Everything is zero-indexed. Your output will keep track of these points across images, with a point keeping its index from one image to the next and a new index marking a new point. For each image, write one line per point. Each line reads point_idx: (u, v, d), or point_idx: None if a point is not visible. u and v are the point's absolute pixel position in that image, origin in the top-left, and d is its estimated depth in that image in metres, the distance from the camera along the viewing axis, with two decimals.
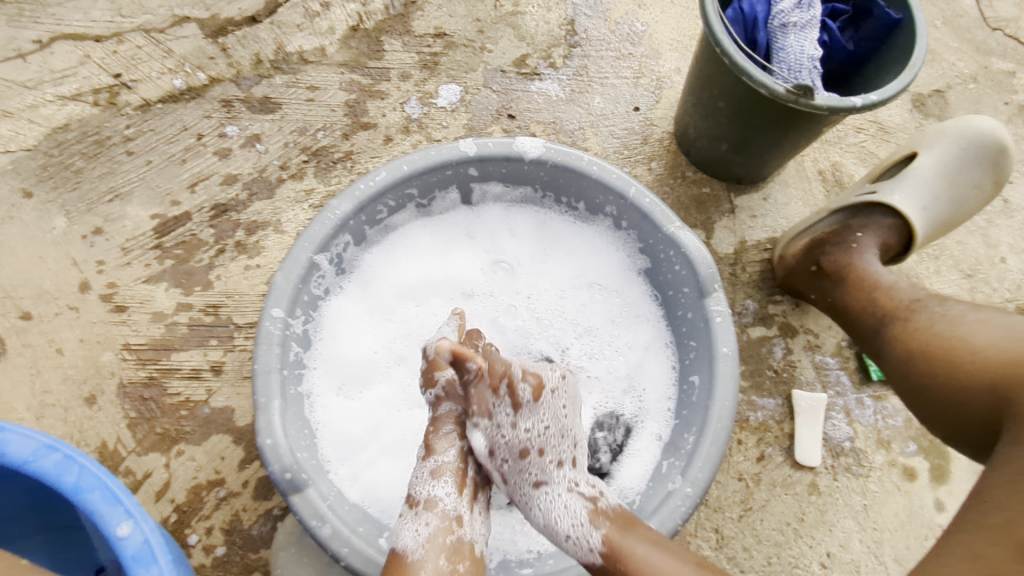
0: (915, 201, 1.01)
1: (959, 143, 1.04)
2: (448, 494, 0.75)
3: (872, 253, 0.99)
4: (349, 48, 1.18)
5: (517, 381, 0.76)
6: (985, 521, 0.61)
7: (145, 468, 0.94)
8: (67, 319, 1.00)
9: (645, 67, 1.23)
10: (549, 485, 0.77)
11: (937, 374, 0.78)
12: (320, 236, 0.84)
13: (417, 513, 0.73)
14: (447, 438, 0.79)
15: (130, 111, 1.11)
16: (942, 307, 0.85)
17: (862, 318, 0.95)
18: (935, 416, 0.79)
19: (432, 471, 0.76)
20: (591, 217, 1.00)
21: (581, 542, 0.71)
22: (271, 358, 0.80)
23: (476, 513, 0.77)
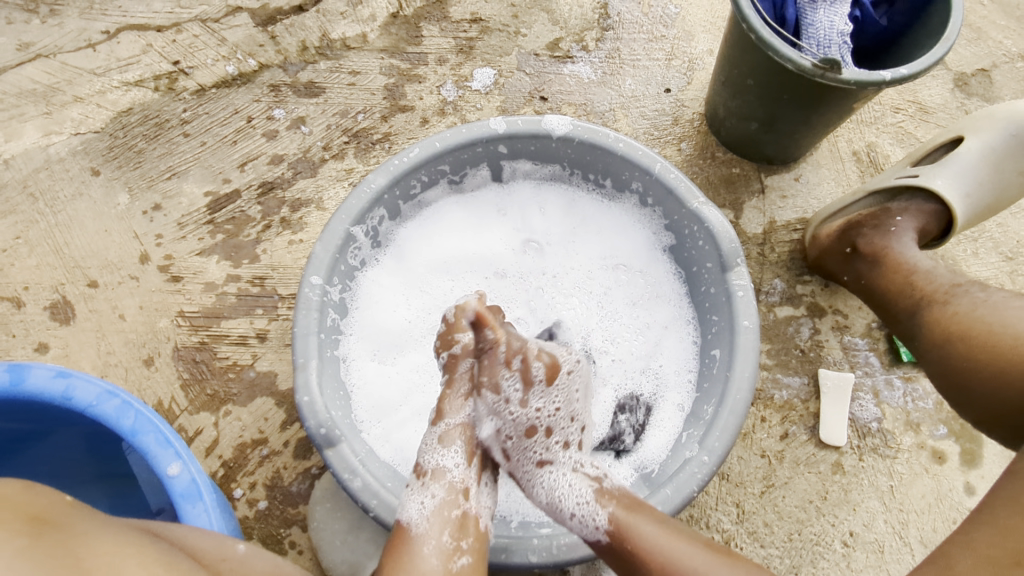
0: (957, 186, 0.98)
1: (1008, 129, 0.99)
2: (456, 464, 0.78)
3: (910, 236, 0.97)
4: (389, 35, 1.23)
5: (531, 359, 0.84)
6: (1016, 495, 0.59)
7: (196, 425, 1.01)
8: (129, 287, 1.09)
9: (678, 49, 1.24)
10: (552, 465, 0.82)
11: (978, 359, 0.76)
12: (356, 209, 0.90)
13: (425, 483, 0.76)
14: (459, 400, 0.84)
15: (187, 96, 1.19)
16: (984, 292, 0.82)
17: (899, 301, 0.93)
18: (965, 399, 0.78)
19: (441, 438, 0.80)
20: (618, 195, 1.03)
21: (587, 520, 0.75)
22: (309, 322, 0.85)
23: (483, 485, 0.80)
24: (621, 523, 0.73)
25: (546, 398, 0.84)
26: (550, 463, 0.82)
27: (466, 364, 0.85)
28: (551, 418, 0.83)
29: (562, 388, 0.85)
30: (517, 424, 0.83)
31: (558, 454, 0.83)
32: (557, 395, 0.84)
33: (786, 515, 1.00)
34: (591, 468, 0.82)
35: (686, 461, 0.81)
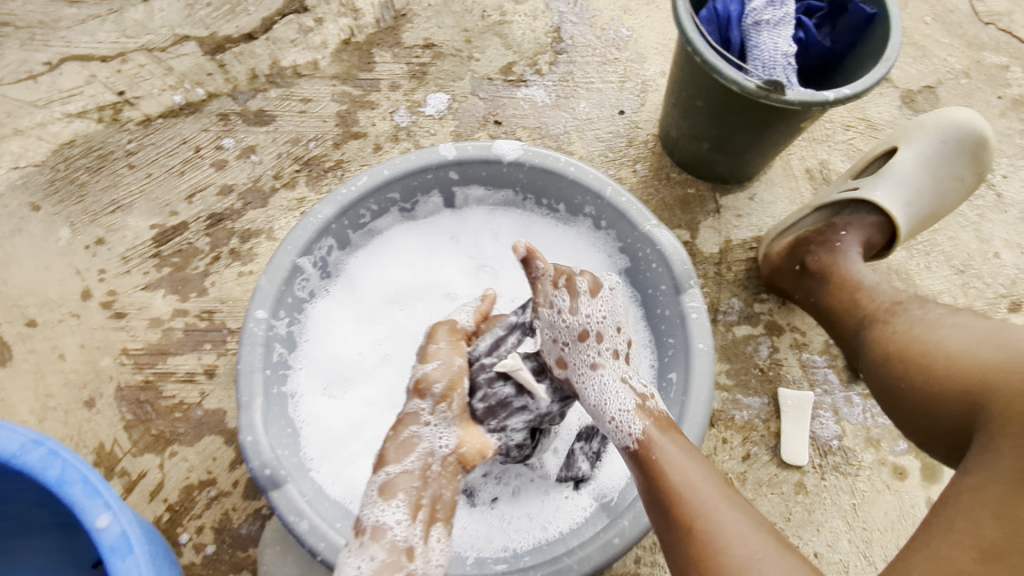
0: (898, 197, 0.99)
1: (939, 136, 1.01)
2: (398, 522, 0.70)
3: (855, 250, 0.98)
4: (341, 61, 1.22)
5: (575, 276, 0.79)
6: (951, 523, 0.57)
7: (140, 468, 0.97)
8: (70, 325, 1.05)
9: (630, 71, 1.25)
10: (605, 368, 0.79)
11: (914, 380, 0.75)
12: (303, 240, 0.88)
13: (362, 544, 0.69)
14: (402, 446, 0.76)
15: (133, 127, 1.16)
16: (922, 310, 0.82)
17: (846, 320, 0.93)
18: (906, 419, 0.76)
19: (382, 491, 0.72)
20: (572, 219, 1.02)
21: (623, 426, 0.73)
22: (254, 358, 0.82)
23: (433, 542, 0.72)
24: (654, 441, 0.71)
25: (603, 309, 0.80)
26: (602, 367, 0.79)
27: (418, 402, 0.80)
28: (602, 324, 0.80)
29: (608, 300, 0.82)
30: (571, 330, 0.78)
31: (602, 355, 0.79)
32: (603, 305, 0.80)
33: None
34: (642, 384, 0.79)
35: None
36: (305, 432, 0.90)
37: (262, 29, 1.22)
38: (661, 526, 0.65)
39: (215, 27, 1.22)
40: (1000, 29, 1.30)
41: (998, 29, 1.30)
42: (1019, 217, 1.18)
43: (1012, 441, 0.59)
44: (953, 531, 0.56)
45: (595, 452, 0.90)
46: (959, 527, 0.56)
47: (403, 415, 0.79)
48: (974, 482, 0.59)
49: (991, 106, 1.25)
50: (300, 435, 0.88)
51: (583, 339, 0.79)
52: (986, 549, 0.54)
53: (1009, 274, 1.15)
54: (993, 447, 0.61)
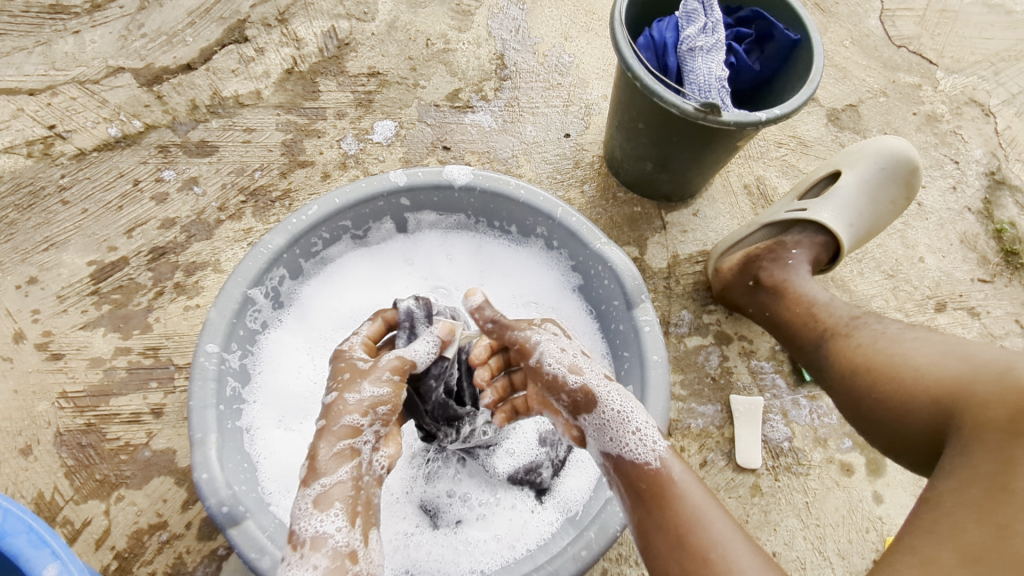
0: (842, 217, 1.05)
1: (877, 162, 1.08)
2: (338, 530, 0.64)
3: (805, 268, 1.02)
4: (285, 91, 1.21)
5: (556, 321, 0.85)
6: (932, 526, 0.58)
7: (84, 516, 0.92)
8: (2, 370, 0.99)
9: (574, 96, 1.29)
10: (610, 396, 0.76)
11: (883, 391, 0.77)
12: (253, 270, 0.86)
13: (303, 555, 0.62)
14: (338, 456, 0.69)
15: (65, 161, 1.12)
16: (881, 324, 0.86)
17: (804, 332, 0.95)
18: (875, 430, 0.79)
19: (316, 501, 0.66)
20: (524, 239, 1.03)
21: (647, 440, 0.68)
22: (206, 394, 0.80)
23: (372, 543, 0.67)
24: (672, 468, 0.66)
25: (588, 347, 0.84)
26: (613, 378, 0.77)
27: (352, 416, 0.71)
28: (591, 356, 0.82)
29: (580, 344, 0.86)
30: (574, 347, 0.80)
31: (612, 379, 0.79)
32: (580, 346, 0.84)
33: None
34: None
35: (607, 501, 0.80)
36: (262, 466, 0.87)
37: (201, 59, 1.21)
38: (659, 554, 0.61)
39: (152, 58, 1.20)
40: (910, 52, 1.41)
41: (909, 52, 1.41)
42: (938, 224, 1.28)
43: (988, 444, 0.62)
44: (936, 533, 0.57)
45: (559, 459, 0.92)
46: (944, 531, 0.57)
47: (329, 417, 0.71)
48: (953, 486, 0.60)
49: (907, 122, 1.35)
50: (256, 470, 0.86)
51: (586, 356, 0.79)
52: (966, 550, 0.55)
53: (933, 277, 1.23)
54: (969, 451, 0.63)
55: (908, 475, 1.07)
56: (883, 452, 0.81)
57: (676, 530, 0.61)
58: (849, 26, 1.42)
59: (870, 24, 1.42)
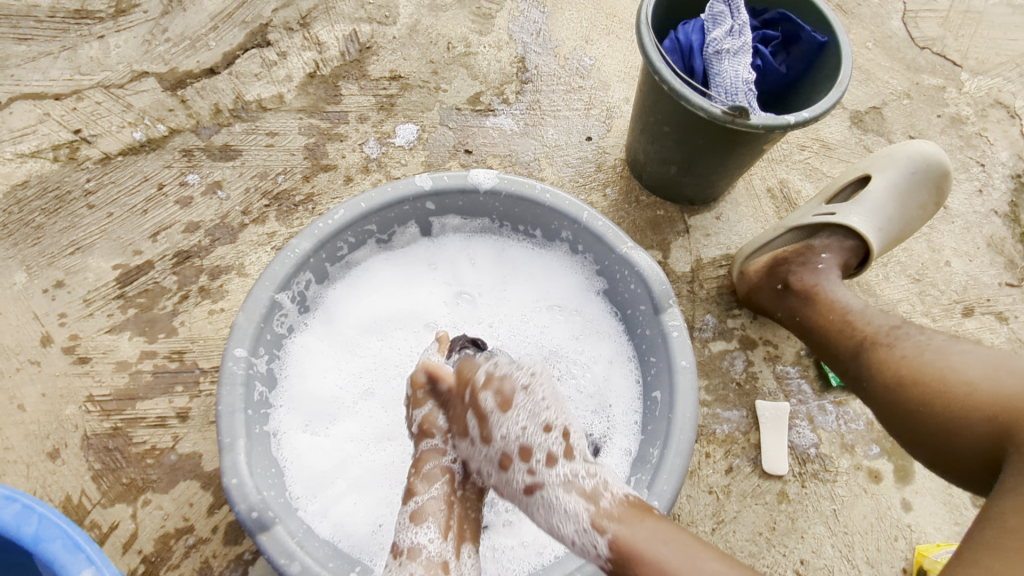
0: (872, 222, 1.04)
1: (907, 167, 1.07)
2: (431, 540, 0.73)
3: (835, 274, 1.01)
4: (307, 94, 1.21)
5: (478, 393, 0.78)
6: (999, 542, 0.58)
7: (111, 519, 0.92)
8: (29, 373, 0.99)
9: (595, 99, 1.29)
10: (545, 484, 0.74)
11: (933, 405, 0.74)
12: (280, 274, 0.86)
13: (401, 563, 0.71)
14: (426, 478, 0.79)
15: (91, 165, 1.12)
16: (924, 335, 0.82)
17: (841, 341, 0.92)
18: (923, 445, 0.76)
19: (412, 516, 0.75)
20: (548, 243, 1.03)
21: (587, 547, 0.68)
22: (235, 399, 0.80)
23: (464, 558, 0.74)
24: (623, 535, 0.66)
25: (529, 419, 0.76)
26: (540, 487, 0.74)
27: (427, 441, 0.82)
28: (530, 436, 0.76)
29: (529, 404, 0.77)
30: (489, 458, 0.78)
31: (545, 474, 0.74)
32: (522, 414, 0.77)
33: (738, 550, 1.00)
34: (584, 478, 0.73)
35: None
36: (288, 471, 0.87)
37: (224, 63, 1.21)
38: None
39: (176, 63, 1.20)
40: (934, 53, 1.39)
41: (933, 53, 1.39)
42: (965, 227, 1.26)
43: None
44: (1004, 550, 0.57)
45: None
46: (1011, 548, 0.57)
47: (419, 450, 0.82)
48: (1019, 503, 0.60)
49: (932, 124, 1.34)
50: (283, 475, 0.86)
51: (502, 470, 0.77)
52: None
53: (960, 281, 1.21)
54: None
55: (937, 482, 1.05)
56: (926, 466, 0.79)
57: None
58: (872, 28, 1.41)
59: (893, 25, 1.41)
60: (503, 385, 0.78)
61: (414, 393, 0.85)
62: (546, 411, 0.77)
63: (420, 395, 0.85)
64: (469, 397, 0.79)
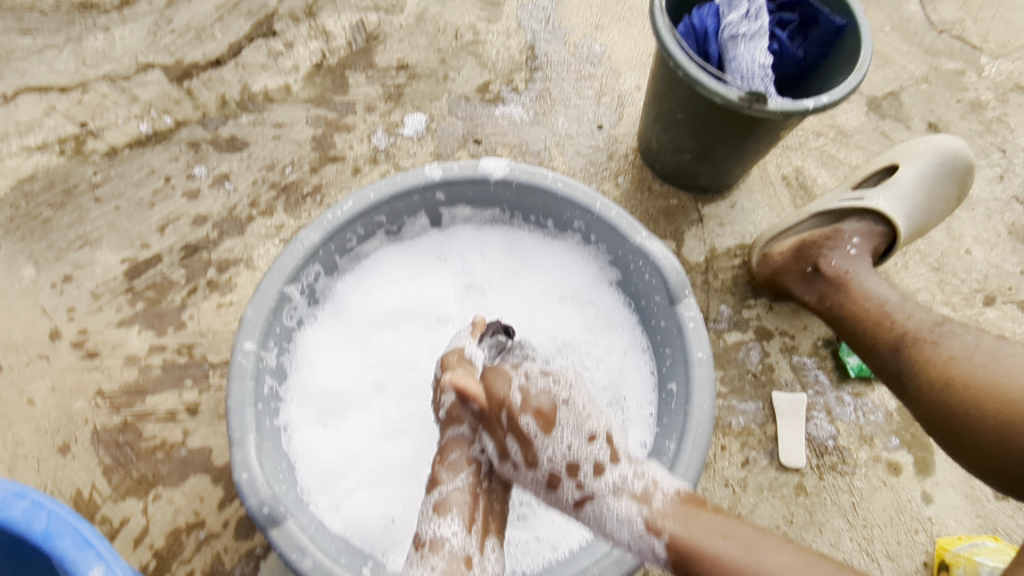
0: (901, 207, 1.02)
1: (937, 158, 1.05)
2: (455, 534, 0.71)
3: (867, 261, 0.99)
4: (314, 85, 1.20)
5: (517, 415, 0.75)
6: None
7: (122, 514, 0.92)
8: (39, 368, 0.99)
9: (606, 86, 1.26)
10: (594, 498, 0.73)
11: (985, 410, 0.72)
12: (290, 267, 0.85)
13: (424, 556, 0.70)
14: (451, 468, 0.77)
15: (97, 158, 1.12)
16: (972, 335, 0.80)
17: (879, 335, 0.89)
18: (968, 447, 0.75)
19: (436, 508, 0.74)
20: (560, 234, 1.01)
21: (646, 550, 0.70)
22: (245, 393, 0.79)
23: (488, 552, 0.73)
24: (681, 534, 0.68)
25: (572, 433, 0.75)
26: (591, 499, 0.73)
27: (455, 429, 0.80)
28: (576, 450, 0.74)
29: (570, 417, 0.75)
30: (536, 480, 0.76)
31: (594, 486, 0.73)
32: (565, 430, 0.75)
33: None
34: (634, 481, 0.73)
35: None
36: (299, 465, 0.86)
37: (230, 53, 1.20)
38: None
39: (181, 54, 1.19)
40: (953, 37, 1.36)
41: (952, 37, 1.36)
42: (985, 214, 1.23)
43: None
44: None
45: None
46: None
47: (444, 443, 0.80)
48: None
49: (951, 109, 1.30)
50: (294, 469, 0.85)
51: (551, 488, 0.76)
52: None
53: (981, 270, 1.19)
54: None
55: (958, 475, 1.03)
56: (965, 467, 0.77)
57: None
58: (889, 11, 1.37)
59: (911, 8, 1.37)
60: (542, 404, 0.75)
61: (444, 374, 0.82)
62: (587, 417, 0.76)
63: (444, 380, 0.81)
64: (507, 421, 0.76)
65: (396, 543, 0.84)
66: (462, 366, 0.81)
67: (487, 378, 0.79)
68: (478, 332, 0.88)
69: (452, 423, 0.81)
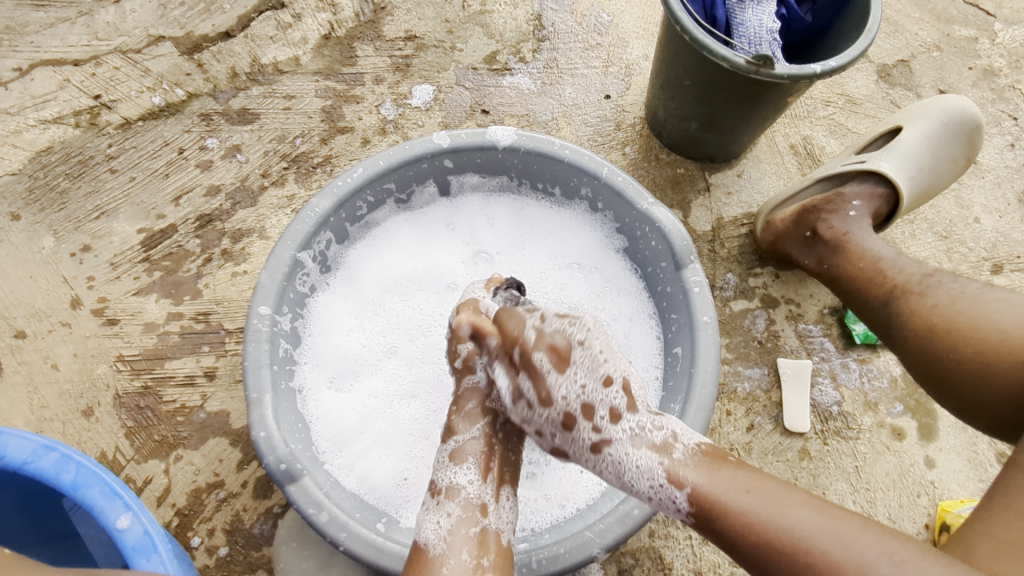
0: (904, 169, 1.02)
1: (941, 119, 1.05)
2: (470, 482, 0.74)
3: (866, 221, 1.00)
4: (323, 57, 1.20)
5: (529, 351, 0.75)
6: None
7: (145, 474, 0.95)
8: (61, 335, 1.02)
9: (614, 56, 1.26)
10: (613, 443, 0.72)
11: (965, 352, 0.74)
12: (302, 233, 0.87)
13: (439, 503, 0.72)
14: (467, 417, 0.79)
15: (112, 130, 1.13)
16: (957, 283, 0.81)
17: (871, 291, 0.91)
18: (950, 391, 0.76)
19: (453, 456, 0.76)
20: (567, 202, 1.02)
21: (665, 501, 0.67)
22: (260, 355, 0.81)
23: (503, 500, 0.74)
24: (702, 485, 0.65)
25: (587, 375, 0.74)
26: (608, 443, 0.72)
27: (471, 378, 0.83)
28: (590, 392, 0.73)
29: (585, 358, 0.75)
30: (552, 421, 0.75)
31: (612, 430, 0.73)
32: (579, 371, 0.74)
33: None
34: (652, 431, 0.72)
35: None
36: (315, 426, 0.89)
37: (239, 26, 1.20)
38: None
39: (191, 27, 1.20)
40: (966, 3, 1.34)
41: (964, 3, 1.34)
42: (994, 182, 1.23)
43: None
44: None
45: None
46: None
47: (460, 393, 0.82)
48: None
49: (962, 76, 1.29)
50: (310, 429, 0.88)
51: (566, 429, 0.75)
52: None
53: (989, 238, 1.19)
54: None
55: (961, 440, 1.05)
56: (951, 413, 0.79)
57: (753, 557, 0.59)
58: None
59: None
60: (557, 341, 0.75)
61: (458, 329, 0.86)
62: (603, 364, 0.75)
63: (461, 333, 0.83)
64: (519, 357, 0.76)
65: (409, 501, 0.87)
66: (477, 315, 0.82)
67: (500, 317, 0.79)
68: (494, 285, 0.92)
69: (468, 372, 0.84)
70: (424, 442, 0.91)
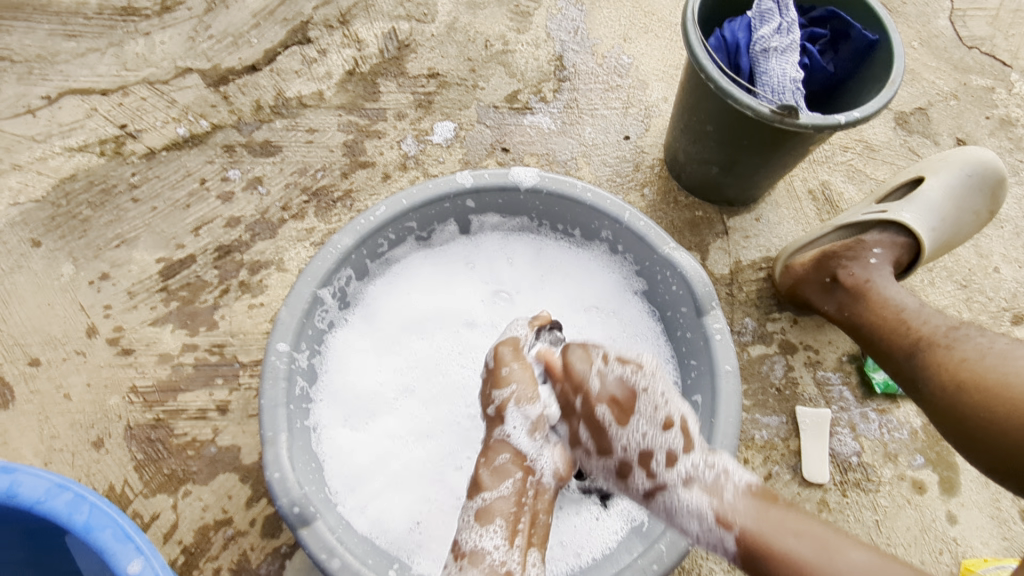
0: (924, 220, 1.02)
1: (962, 170, 1.06)
2: (497, 547, 0.71)
3: (887, 270, 0.99)
4: (347, 91, 1.22)
5: (595, 408, 0.75)
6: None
7: (153, 510, 0.94)
8: (75, 364, 1.01)
9: (634, 98, 1.27)
10: (666, 490, 0.73)
11: (996, 411, 0.73)
12: (323, 270, 0.86)
13: (463, 567, 0.70)
14: (497, 472, 0.78)
15: (136, 159, 1.15)
16: (985, 337, 0.80)
17: (894, 342, 0.90)
18: (980, 450, 0.74)
19: (478, 519, 0.74)
20: (587, 243, 1.02)
21: (714, 542, 0.69)
22: (277, 393, 0.80)
23: (530, 567, 0.72)
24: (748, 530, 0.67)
25: (647, 422, 0.74)
26: (663, 489, 0.73)
27: (502, 428, 0.81)
28: (650, 439, 0.74)
29: (648, 405, 0.74)
30: (608, 467, 0.77)
31: (667, 476, 0.73)
32: (641, 420, 0.74)
33: None
34: (704, 471, 0.73)
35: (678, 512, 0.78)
36: (329, 465, 0.88)
37: (265, 60, 1.22)
38: None
39: (218, 60, 1.22)
40: (983, 53, 1.35)
41: (981, 53, 1.35)
42: (1014, 232, 1.22)
43: None
44: None
45: None
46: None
47: (491, 443, 0.81)
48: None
49: (980, 125, 1.30)
50: (324, 469, 0.86)
51: (623, 477, 0.76)
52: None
53: (1009, 288, 1.18)
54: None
55: (984, 496, 1.02)
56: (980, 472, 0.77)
57: None
58: (918, 26, 1.37)
59: (940, 24, 1.37)
60: (616, 392, 0.75)
61: (497, 371, 0.85)
62: (661, 405, 0.74)
63: (503, 372, 0.84)
64: (582, 408, 0.76)
65: (421, 547, 0.85)
66: (518, 360, 0.85)
67: (566, 354, 0.78)
68: (538, 324, 0.92)
69: (499, 422, 0.82)
70: (430, 481, 0.90)
